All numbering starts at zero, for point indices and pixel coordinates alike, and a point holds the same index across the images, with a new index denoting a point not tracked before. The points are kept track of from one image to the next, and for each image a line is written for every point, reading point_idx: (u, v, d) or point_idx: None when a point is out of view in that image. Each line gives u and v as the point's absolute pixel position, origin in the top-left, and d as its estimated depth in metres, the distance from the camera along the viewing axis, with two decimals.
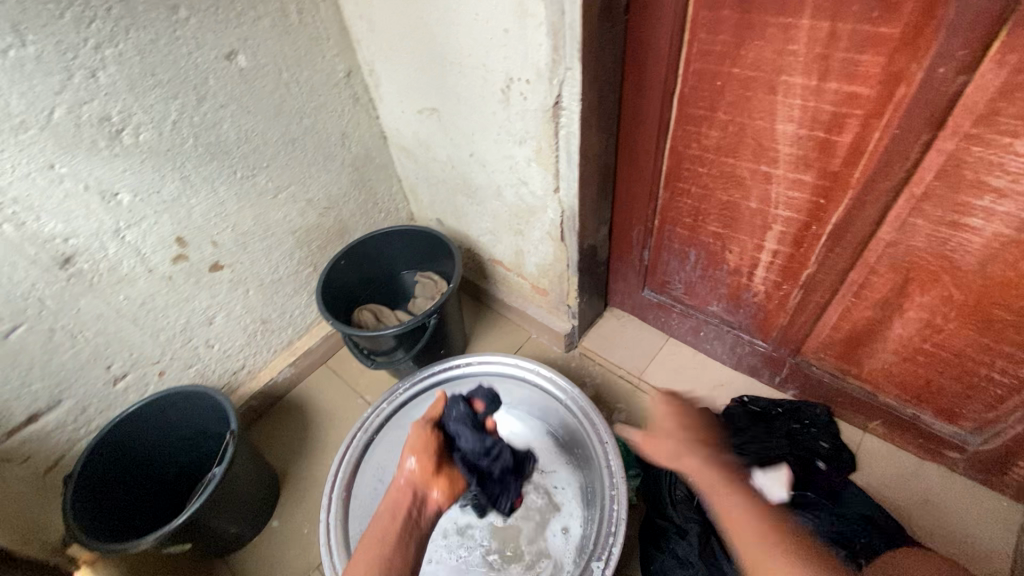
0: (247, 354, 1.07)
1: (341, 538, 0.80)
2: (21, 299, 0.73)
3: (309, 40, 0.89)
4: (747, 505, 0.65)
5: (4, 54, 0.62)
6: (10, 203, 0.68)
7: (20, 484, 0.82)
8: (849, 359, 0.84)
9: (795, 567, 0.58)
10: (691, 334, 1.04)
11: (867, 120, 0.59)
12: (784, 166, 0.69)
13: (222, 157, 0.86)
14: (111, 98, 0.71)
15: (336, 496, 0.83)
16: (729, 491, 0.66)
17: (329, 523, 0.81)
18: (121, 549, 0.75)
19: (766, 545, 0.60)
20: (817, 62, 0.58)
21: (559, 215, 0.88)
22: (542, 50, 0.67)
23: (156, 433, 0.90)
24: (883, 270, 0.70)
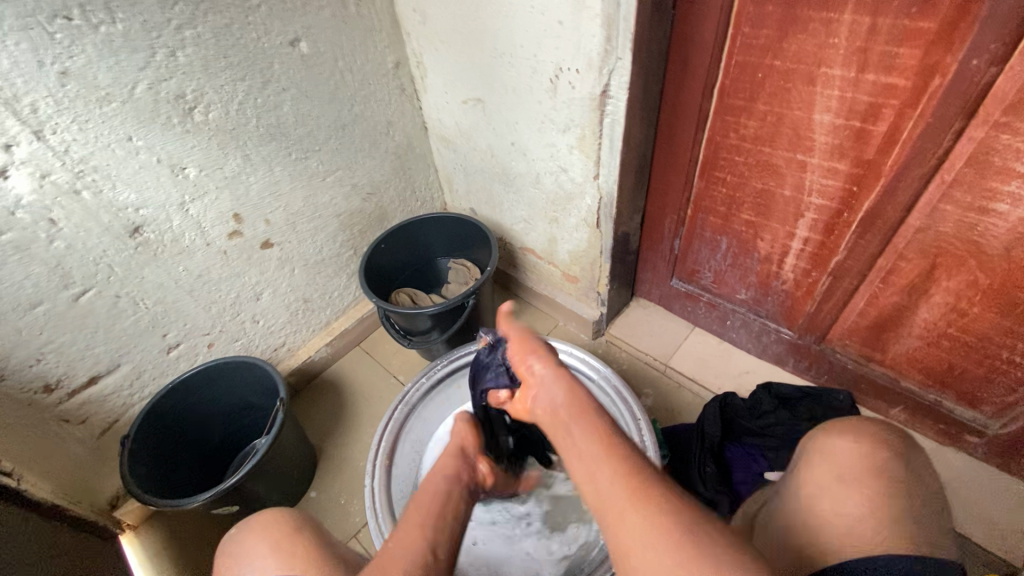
0: (288, 332, 1.11)
1: (384, 501, 0.83)
2: (93, 265, 0.77)
3: (364, 31, 0.94)
4: (574, 405, 0.49)
5: (98, 30, 0.66)
6: (91, 171, 0.72)
7: (76, 444, 0.86)
8: (874, 345, 0.87)
9: (612, 477, 0.41)
10: (717, 323, 1.07)
11: (902, 110, 0.64)
12: (820, 155, 0.73)
13: (280, 138, 0.90)
14: (187, 77, 0.76)
15: (379, 463, 0.87)
16: (567, 410, 0.48)
17: (373, 487, 0.84)
18: (176, 505, 0.78)
19: (594, 456, 0.43)
20: (857, 55, 0.63)
21: (597, 201, 0.92)
22: (595, 41, 0.72)
23: (205, 401, 0.94)
24: (911, 256, 0.74)
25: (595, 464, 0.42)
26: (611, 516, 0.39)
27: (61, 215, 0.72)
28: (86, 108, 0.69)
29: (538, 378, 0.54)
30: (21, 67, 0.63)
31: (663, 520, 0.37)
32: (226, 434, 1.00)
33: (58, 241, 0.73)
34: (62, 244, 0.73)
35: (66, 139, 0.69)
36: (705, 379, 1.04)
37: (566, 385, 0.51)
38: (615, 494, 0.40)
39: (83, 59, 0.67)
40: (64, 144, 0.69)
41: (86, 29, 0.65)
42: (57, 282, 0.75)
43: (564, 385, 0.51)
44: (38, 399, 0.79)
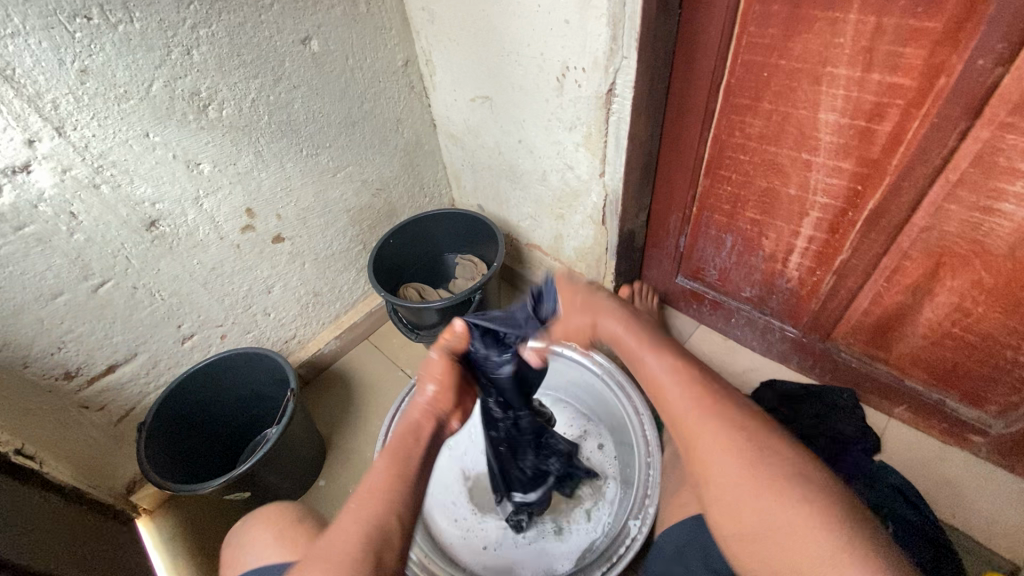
0: (298, 325, 1.14)
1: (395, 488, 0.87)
2: (111, 257, 0.80)
3: (374, 29, 0.96)
4: (648, 344, 0.57)
5: (116, 29, 0.68)
6: (110, 166, 0.75)
7: (95, 430, 0.89)
8: (878, 343, 0.87)
9: (692, 404, 0.49)
10: (722, 321, 1.08)
11: (907, 110, 0.64)
12: (825, 154, 0.73)
13: (291, 135, 0.92)
14: (202, 74, 0.78)
15: None
16: (635, 337, 0.58)
17: None
18: (192, 489, 0.81)
19: (667, 379, 0.52)
20: (862, 55, 0.63)
21: (602, 198, 0.93)
22: (601, 39, 0.73)
23: (218, 391, 0.97)
24: (915, 255, 0.74)
25: (673, 391, 0.51)
26: (687, 438, 0.49)
27: (80, 208, 0.74)
28: (106, 105, 0.71)
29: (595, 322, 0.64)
30: (43, 65, 0.65)
31: (739, 445, 0.46)
32: (238, 424, 1.03)
33: (78, 233, 0.75)
34: (82, 237, 0.76)
35: (85, 135, 0.71)
36: None
37: (639, 331, 0.59)
38: (697, 423, 0.48)
39: (103, 57, 0.69)
40: (84, 140, 0.71)
41: (105, 29, 0.67)
42: (77, 273, 0.77)
43: (633, 329, 0.59)
44: (59, 386, 0.82)
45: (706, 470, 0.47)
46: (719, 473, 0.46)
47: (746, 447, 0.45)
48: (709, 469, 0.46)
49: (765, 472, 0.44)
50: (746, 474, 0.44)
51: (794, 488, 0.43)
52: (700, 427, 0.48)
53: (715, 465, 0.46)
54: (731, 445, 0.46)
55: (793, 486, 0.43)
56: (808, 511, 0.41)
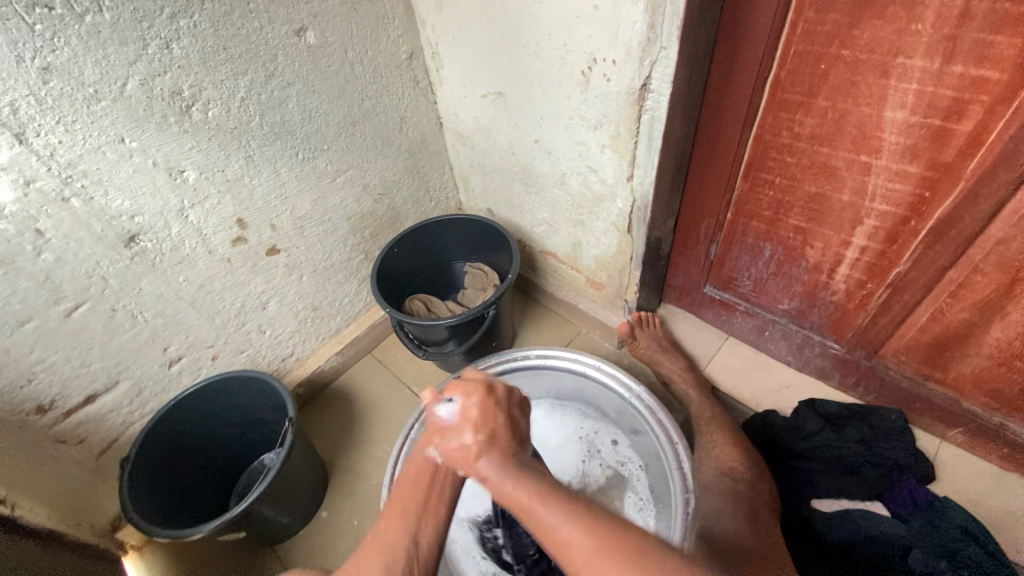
0: (297, 341, 1.06)
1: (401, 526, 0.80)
2: (86, 277, 0.71)
3: (375, 19, 0.87)
4: (488, 462, 0.56)
5: (83, 20, 0.59)
6: (80, 176, 0.66)
7: (75, 466, 0.80)
8: (933, 362, 0.79)
9: (574, 528, 0.48)
10: (754, 334, 1.00)
11: (992, 107, 0.56)
12: (888, 156, 0.65)
13: (285, 137, 0.83)
14: (184, 71, 0.69)
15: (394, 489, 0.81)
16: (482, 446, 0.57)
17: None
18: (183, 534, 0.73)
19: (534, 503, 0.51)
20: (943, 44, 0.55)
21: (629, 204, 0.84)
22: (636, 28, 0.64)
23: (209, 419, 0.89)
24: (988, 269, 0.66)
25: (523, 495, 0.52)
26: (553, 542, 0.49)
27: (48, 224, 0.65)
28: (73, 107, 0.62)
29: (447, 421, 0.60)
30: None
31: (578, 533, 0.48)
32: (231, 451, 0.95)
33: (46, 252, 0.67)
34: (50, 256, 0.67)
35: (51, 142, 0.62)
36: (741, 394, 0.97)
37: (505, 460, 0.56)
38: (561, 526, 0.49)
39: (68, 53, 0.60)
40: (49, 147, 0.62)
41: (70, 19, 0.58)
42: (46, 296, 0.69)
43: (499, 468, 0.55)
44: (31, 421, 0.74)
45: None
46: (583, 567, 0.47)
47: (594, 530, 0.48)
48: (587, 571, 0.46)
49: (604, 534, 0.47)
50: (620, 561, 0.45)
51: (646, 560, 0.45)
52: (572, 531, 0.48)
53: (590, 566, 0.46)
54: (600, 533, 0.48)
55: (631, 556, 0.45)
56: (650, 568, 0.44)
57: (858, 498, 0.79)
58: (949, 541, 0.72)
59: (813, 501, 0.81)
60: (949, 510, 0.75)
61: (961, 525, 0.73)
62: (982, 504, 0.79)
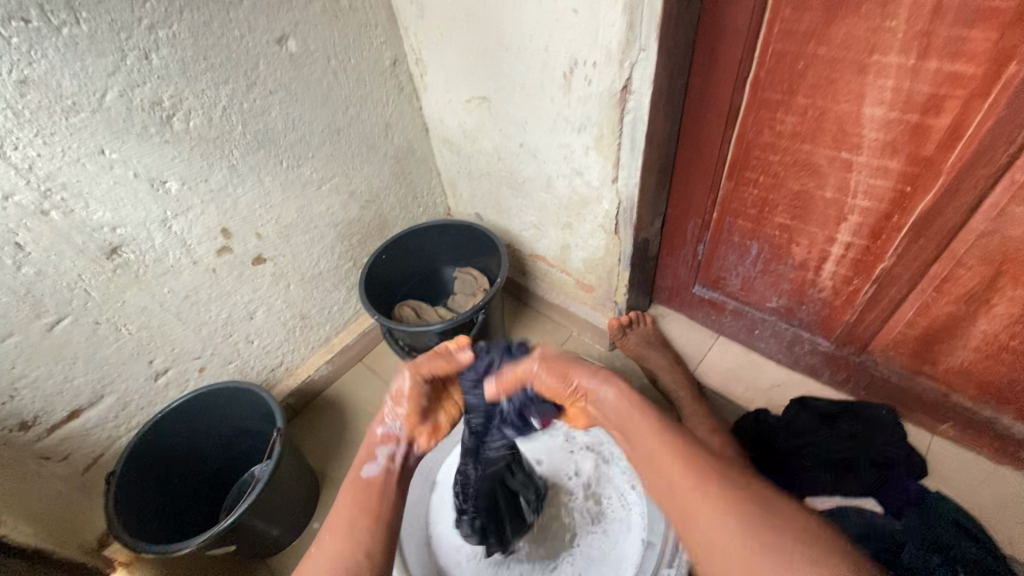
0: (286, 350, 1.05)
1: None
2: (67, 290, 0.71)
3: (358, 27, 0.87)
4: (624, 406, 0.59)
5: (60, 32, 0.59)
6: (60, 189, 0.65)
7: (60, 482, 0.79)
8: (922, 357, 0.80)
9: (681, 476, 0.49)
10: (744, 333, 1.00)
11: (969, 102, 0.56)
12: (868, 152, 0.65)
13: (269, 146, 0.83)
14: (163, 81, 0.69)
15: None
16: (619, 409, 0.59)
17: None
18: (170, 549, 0.72)
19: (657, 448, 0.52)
20: (918, 40, 0.55)
21: (615, 206, 0.84)
22: (615, 30, 0.64)
23: (197, 431, 0.88)
24: (971, 263, 0.66)
25: (661, 468, 0.51)
26: (674, 505, 0.48)
27: (28, 238, 0.65)
28: (51, 119, 0.62)
29: (594, 393, 0.62)
30: None
31: (714, 494, 0.46)
32: (221, 463, 0.94)
33: (26, 266, 0.66)
34: (31, 270, 0.66)
35: (29, 155, 0.61)
36: (733, 393, 0.96)
37: (623, 396, 0.59)
38: (692, 496, 0.47)
39: (45, 66, 0.59)
40: (27, 160, 0.62)
41: (46, 32, 0.58)
42: (27, 311, 0.68)
43: (617, 399, 0.59)
44: (13, 438, 0.72)
45: (698, 541, 0.45)
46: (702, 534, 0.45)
47: (734, 506, 0.45)
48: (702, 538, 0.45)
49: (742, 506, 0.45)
50: (739, 525, 0.44)
51: (772, 526, 0.43)
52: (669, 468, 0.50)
53: (708, 528, 0.45)
54: (730, 512, 0.45)
55: (754, 522, 0.44)
56: (775, 528, 0.43)
57: (852, 494, 0.78)
58: (943, 535, 0.72)
59: (807, 497, 0.80)
60: (943, 507, 0.75)
61: (954, 520, 0.73)
62: (976, 497, 0.78)
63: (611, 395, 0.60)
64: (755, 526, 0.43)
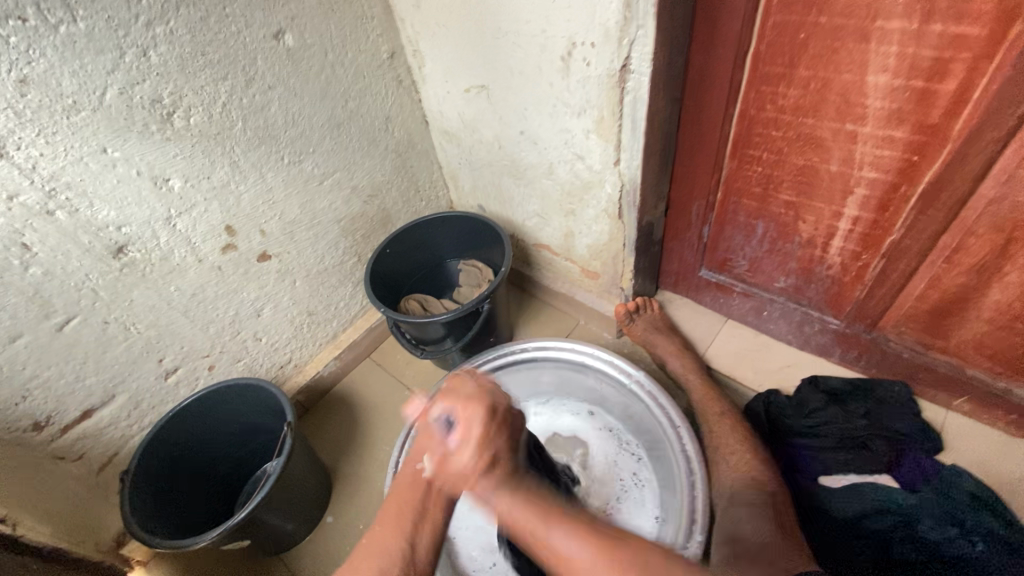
0: (294, 347, 1.05)
1: None
2: (75, 290, 0.71)
3: (354, 19, 0.87)
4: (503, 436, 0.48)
5: (58, 31, 0.59)
6: (65, 189, 0.66)
7: (75, 482, 0.80)
8: (934, 331, 0.78)
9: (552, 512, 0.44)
10: (753, 315, 0.99)
11: (975, 64, 0.55)
12: (873, 122, 0.65)
13: (270, 141, 0.83)
14: (162, 78, 0.69)
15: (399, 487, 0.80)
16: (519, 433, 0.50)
17: None
18: (184, 545, 0.72)
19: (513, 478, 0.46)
20: (920, 3, 0.54)
21: (618, 189, 0.84)
22: (611, 8, 0.64)
23: (208, 429, 0.88)
24: (982, 231, 0.65)
25: (494, 490, 0.46)
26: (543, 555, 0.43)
27: (34, 238, 0.65)
28: (52, 118, 0.62)
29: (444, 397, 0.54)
30: None
31: (575, 542, 0.41)
32: (233, 461, 0.94)
33: (34, 267, 0.66)
34: (39, 271, 0.67)
35: (32, 155, 0.62)
36: (743, 376, 0.96)
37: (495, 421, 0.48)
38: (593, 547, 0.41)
39: (44, 65, 0.60)
40: (31, 161, 0.62)
41: (44, 31, 0.58)
42: (37, 312, 0.68)
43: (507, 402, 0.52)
44: (27, 438, 0.73)
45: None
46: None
47: (590, 538, 0.42)
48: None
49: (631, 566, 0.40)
50: (605, 560, 0.40)
51: (646, 563, 0.40)
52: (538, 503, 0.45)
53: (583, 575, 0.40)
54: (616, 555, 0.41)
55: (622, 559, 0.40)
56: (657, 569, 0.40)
57: (866, 470, 0.78)
58: (959, 508, 0.71)
59: (821, 478, 0.79)
60: (956, 480, 0.74)
61: (970, 492, 0.72)
62: (996, 471, 0.77)
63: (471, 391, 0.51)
64: (640, 559, 0.40)
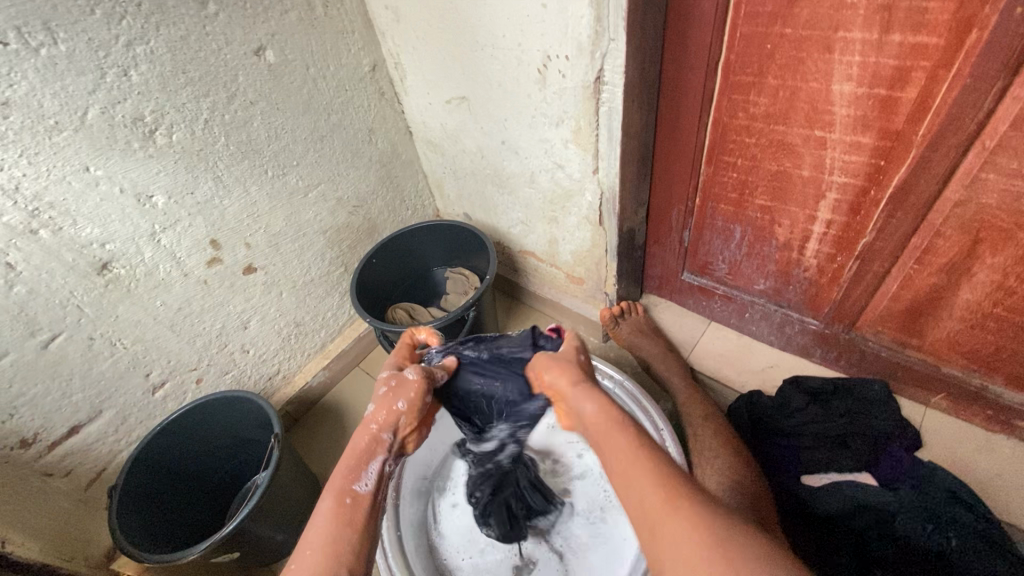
0: (282, 358, 1.06)
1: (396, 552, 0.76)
2: (60, 307, 0.72)
3: (335, 34, 0.88)
4: (611, 433, 0.51)
5: (38, 53, 0.60)
6: (48, 208, 0.66)
7: (64, 498, 0.80)
8: (910, 330, 0.80)
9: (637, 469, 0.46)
10: (735, 317, 1.01)
11: (934, 72, 0.57)
12: (841, 129, 0.66)
13: (252, 156, 0.84)
14: (144, 97, 0.70)
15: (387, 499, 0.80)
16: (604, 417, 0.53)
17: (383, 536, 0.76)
18: (173, 558, 0.72)
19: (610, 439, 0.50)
20: (879, 14, 0.56)
21: (597, 197, 0.85)
22: (583, 22, 0.65)
23: (197, 442, 0.89)
24: (949, 232, 0.67)
25: (636, 479, 0.45)
26: (646, 530, 0.43)
27: (18, 257, 0.66)
28: (35, 139, 0.63)
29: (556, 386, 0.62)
30: None
31: (682, 516, 0.41)
32: (223, 473, 0.95)
33: (18, 285, 0.67)
34: (23, 289, 0.68)
35: (15, 176, 0.63)
36: (727, 378, 0.97)
37: (606, 410, 0.54)
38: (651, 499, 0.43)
39: (26, 87, 0.60)
40: (13, 181, 0.63)
41: (25, 54, 0.59)
42: (22, 330, 0.69)
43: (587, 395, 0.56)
44: (14, 456, 0.73)
45: (660, 549, 0.41)
46: (670, 544, 0.40)
47: (704, 522, 0.40)
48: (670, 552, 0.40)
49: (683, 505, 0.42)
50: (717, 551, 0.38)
51: (746, 553, 0.38)
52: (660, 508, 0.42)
53: (677, 543, 0.40)
54: (725, 549, 0.38)
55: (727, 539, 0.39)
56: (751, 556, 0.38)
57: (846, 469, 0.80)
58: (937, 506, 0.72)
59: (804, 476, 0.81)
60: (936, 477, 0.75)
61: (949, 490, 0.73)
62: (973, 466, 0.78)
63: (590, 408, 0.55)
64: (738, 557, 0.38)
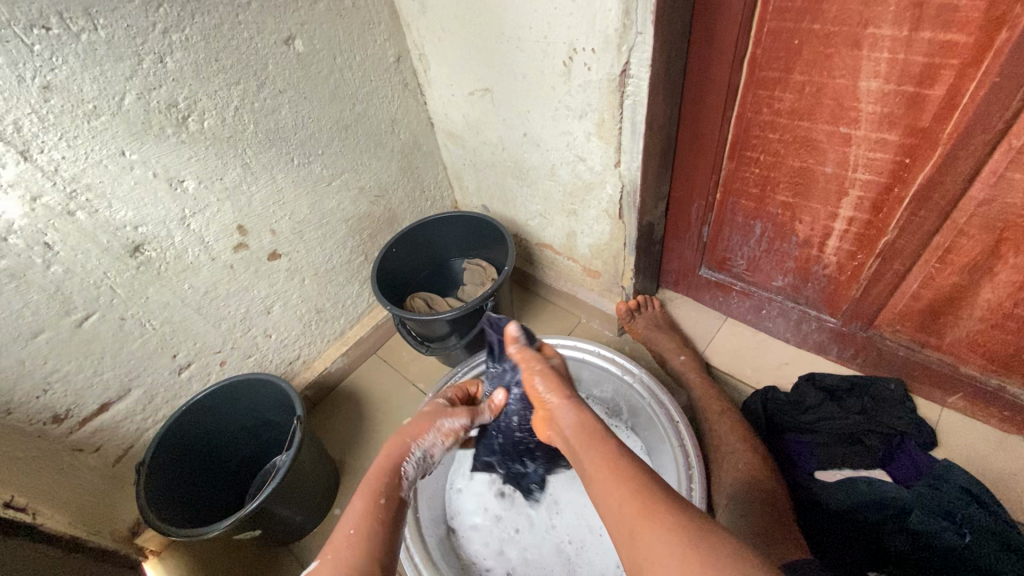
0: (302, 344, 1.08)
1: None
2: (95, 288, 0.74)
3: (362, 24, 0.89)
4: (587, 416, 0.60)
5: (79, 39, 0.62)
6: (84, 190, 0.68)
7: (94, 474, 0.83)
8: (928, 329, 0.80)
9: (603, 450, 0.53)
10: (752, 313, 1.01)
11: (963, 70, 0.57)
12: (866, 126, 0.66)
13: (280, 144, 0.86)
14: (178, 84, 0.71)
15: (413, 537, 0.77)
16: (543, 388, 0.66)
17: None
18: (197, 534, 0.74)
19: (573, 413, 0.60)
20: (910, 11, 0.56)
21: (618, 190, 0.86)
22: (611, 15, 0.66)
23: (220, 422, 0.91)
24: (973, 231, 0.67)
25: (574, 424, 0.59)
26: (626, 537, 0.46)
27: (56, 238, 0.68)
28: (74, 123, 0.65)
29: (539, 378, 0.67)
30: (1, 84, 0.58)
31: (656, 529, 0.44)
32: (244, 454, 0.97)
33: (55, 265, 0.69)
34: (60, 269, 0.70)
35: (54, 158, 0.64)
36: (742, 373, 0.97)
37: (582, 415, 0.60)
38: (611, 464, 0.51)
39: (67, 71, 0.62)
40: (53, 163, 0.65)
41: (66, 39, 0.61)
42: (57, 308, 0.71)
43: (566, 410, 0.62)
44: (48, 430, 0.76)
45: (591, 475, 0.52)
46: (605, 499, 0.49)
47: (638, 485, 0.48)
48: (645, 550, 0.43)
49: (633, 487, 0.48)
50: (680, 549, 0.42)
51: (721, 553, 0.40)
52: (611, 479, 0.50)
53: (652, 544, 0.43)
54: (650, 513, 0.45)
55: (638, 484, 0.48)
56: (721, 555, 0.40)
57: (860, 465, 0.81)
58: (950, 503, 0.72)
59: (816, 471, 0.82)
60: (949, 474, 0.75)
61: (961, 486, 0.74)
62: (987, 467, 0.79)
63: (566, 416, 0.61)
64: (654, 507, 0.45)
